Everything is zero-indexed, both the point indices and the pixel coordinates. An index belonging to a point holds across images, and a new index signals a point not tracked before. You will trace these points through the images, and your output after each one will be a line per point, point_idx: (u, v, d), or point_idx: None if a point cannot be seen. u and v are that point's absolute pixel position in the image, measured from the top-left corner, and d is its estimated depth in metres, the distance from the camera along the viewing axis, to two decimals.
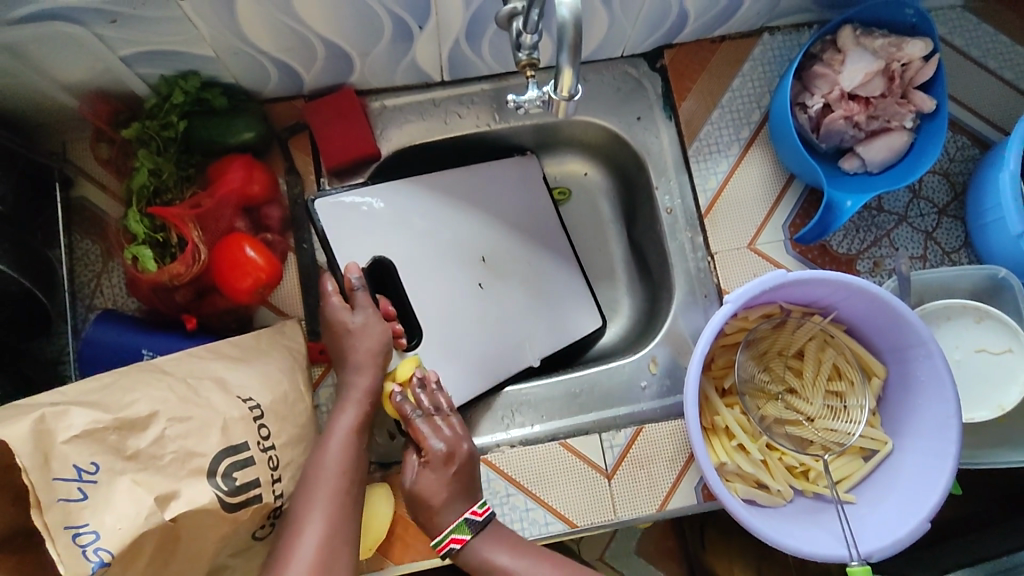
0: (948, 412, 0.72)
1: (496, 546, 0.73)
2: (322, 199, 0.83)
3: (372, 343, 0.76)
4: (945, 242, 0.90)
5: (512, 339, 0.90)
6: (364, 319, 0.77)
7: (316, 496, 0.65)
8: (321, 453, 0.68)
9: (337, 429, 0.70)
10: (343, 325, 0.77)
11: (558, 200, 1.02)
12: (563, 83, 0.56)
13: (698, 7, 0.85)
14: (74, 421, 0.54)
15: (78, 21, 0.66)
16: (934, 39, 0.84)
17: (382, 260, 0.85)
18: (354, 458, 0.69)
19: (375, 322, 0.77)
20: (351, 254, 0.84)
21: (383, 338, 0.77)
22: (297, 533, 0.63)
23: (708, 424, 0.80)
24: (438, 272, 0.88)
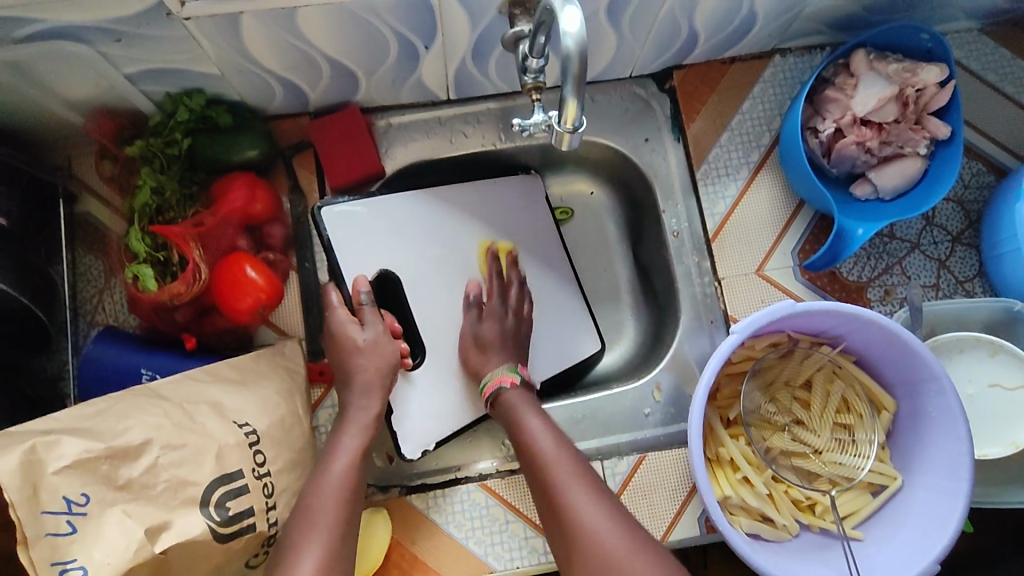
0: (959, 450, 0.71)
1: (529, 411, 0.75)
2: (328, 207, 0.84)
3: (382, 360, 0.75)
4: (959, 271, 0.88)
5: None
6: (373, 336, 0.76)
7: (316, 514, 0.63)
8: (324, 472, 0.67)
9: (342, 450, 0.70)
10: (351, 342, 0.75)
11: (560, 219, 1.00)
12: (566, 116, 0.54)
13: (708, 28, 0.84)
14: (65, 451, 0.54)
15: (84, 39, 0.66)
16: (950, 64, 0.82)
17: (387, 274, 0.85)
18: (360, 479, 0.68)
19: (385, 338, 0.76)
20: (357, 268, 0.84)
21: (392, 356, 0.77)
22: (297, 547, 0.61)
23: (712, 456, 0.78)
24: (440, 291, 0.87)
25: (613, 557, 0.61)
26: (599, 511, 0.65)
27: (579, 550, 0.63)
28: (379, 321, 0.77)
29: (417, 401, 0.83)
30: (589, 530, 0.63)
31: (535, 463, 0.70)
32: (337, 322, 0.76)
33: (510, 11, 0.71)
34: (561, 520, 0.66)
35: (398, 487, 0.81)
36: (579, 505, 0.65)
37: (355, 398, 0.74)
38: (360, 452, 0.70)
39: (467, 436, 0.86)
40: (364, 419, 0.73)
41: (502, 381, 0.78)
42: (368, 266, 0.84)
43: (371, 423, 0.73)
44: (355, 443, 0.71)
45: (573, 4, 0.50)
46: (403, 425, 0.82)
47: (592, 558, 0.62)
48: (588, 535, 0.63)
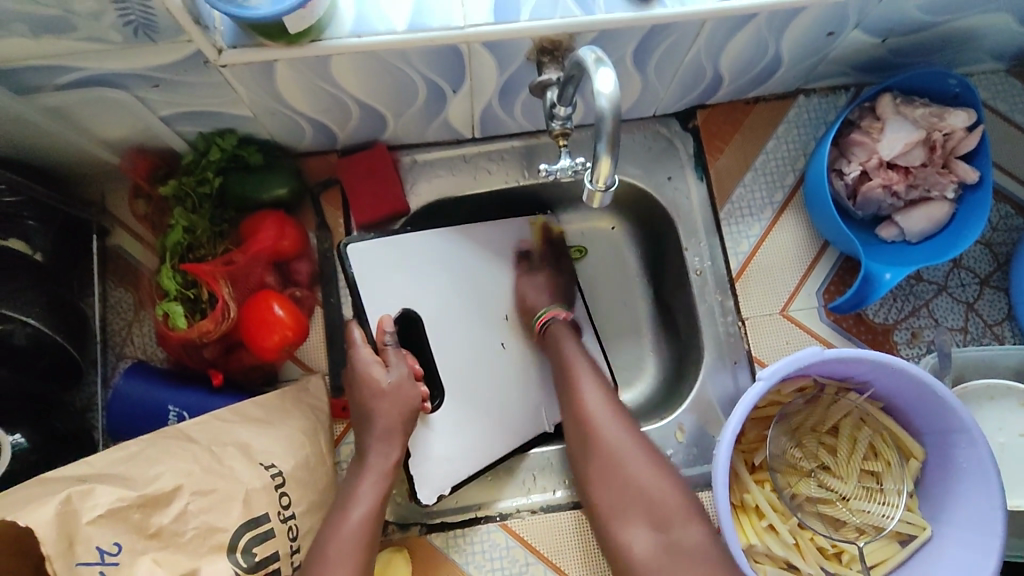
0: (992, 503, 0.69)
1: (569, 339, 0.84)
2: (356, 242, 0.81)
3: (406, 405, 0.75)
4: (987, 314, 0.87)
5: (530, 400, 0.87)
6: (398, 379, 0.76)
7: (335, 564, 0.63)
8: (341, 520, 0.67)
9: (360, 498, 0.69)
10: (376, 383, 0.75)
11: (575, 258, 0.99)
12: (599, 175, 0.55)
13: (733, 71, 0.84)
14: (99, 500, 0.54)
15: (123, 86, 0.68)
16: (978, 109, 0.82)
17: (410, 314, 0.83)
18: (374, 532, 0.67)
19: (408, 382, 0.76)
20: (382, 307, 0.81)
21: (414, 403, 0.76)
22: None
23: (737, 501, 0.77)
24: (459, 331, 0.85)
25: (630, 472, 0.72)
26: (623, 432, 0.75)
27: (600, 463, 0.74)
28: (403, 366, 0.76)
29: (433, 443, 0.81)
30: (613, 445, 0.74)
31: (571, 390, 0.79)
32: (361, 361, 0.76)
33: (538, 58, 0.73)
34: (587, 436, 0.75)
35: (418, 525, 0.81)
36: (604, 426, 0.75)
37: (376, 441, 0.73)
38: (377, 501, 0.70)
39: (487, 475, 0.84)
40: (384, 465, 0.72)
41: (556, 313, 0.85)
42: (390, 304, 0.81)
43: (388, 470, 0.72)
44: (373, 491, 0.70)
45: (607, 66, 0.51)
46: (418, 467, 0.79)
47: (610, 473, 0.73)
48: (612, 450, 0.73)
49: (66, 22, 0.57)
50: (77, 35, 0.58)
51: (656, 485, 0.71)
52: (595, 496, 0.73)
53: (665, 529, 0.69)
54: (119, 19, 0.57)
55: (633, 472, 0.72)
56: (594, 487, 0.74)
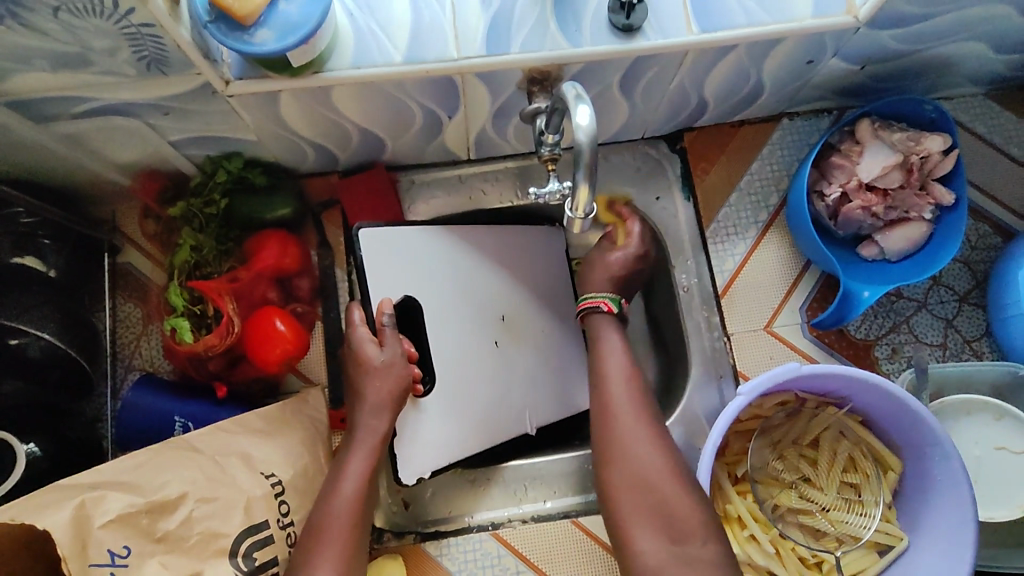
0: (964, 515, 0.72)
1: (609, 330, 0.82)
2: (371, 228, 0.75)
3: (397, 384, 0.74)
4: (966, 330, 0.90)
5: (516, 402, 0.88)
6: (390, 357, 0.74)
7: (328, 538, 0.66)
8: (333, 493, 0.70)
9: (350, 472, 0.71)
10: (369, 362, 0.74)
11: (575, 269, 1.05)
12: (578, 202, 0.59)
13: (717, 96, 0.87)
14: (110, 506, 0.58)
15: (136, 114, 0.72)
16: (952, 135, 0.85)
17: (411, 301, 0.79)
18: (366, 503, 0.70)
19: (400, 364, 0.74)
20: (385, 291, 0.76)
21: (405, 381, 0.74)
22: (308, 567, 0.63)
23: (720, 512, 0.80)
24: (454, 322, 0.83)
25: (652, 490, 0.69)
26: (653, 449, 0.72)
27: (625, 480, 0.71)
28: (395, 345, 0.74)
29: (425, 432, 0.79)
30: (639, 462, 0.71)
31: (605, 404, 0.76)
32: (356, 338, 0.75)
33: (528, 87, 0.77)
34: (609, 443, 0.73)
35: (414, 533, 0.85)
36: (632, 436, 0.73)
37: (365, 416, 0.73)
38: (366, 474, 0.71)
39: (477, 485, 0.88)
40: (372, 441, 0.73)
41: (599, 303, 0.83)
42: (394, 290, 0.77)
43: (378, 445, 0.73)
44: (360, 465, 0.71)
45: (585, 102, 0.55)
46: (404, 450, 0.77)
47: (635, 489, 0.70)
48: (638, 468, 0.71)
49: (83, 57, 0.61)
50: (94, 69, 0.63)
51: (680, 503, 0.68)
52: (618, 508, 0.70)
53: (681, 543, 0.66)
54: (133, 55, 0.61)
55: (658, 488, 0.69)
56: (618, 501, 0.70)
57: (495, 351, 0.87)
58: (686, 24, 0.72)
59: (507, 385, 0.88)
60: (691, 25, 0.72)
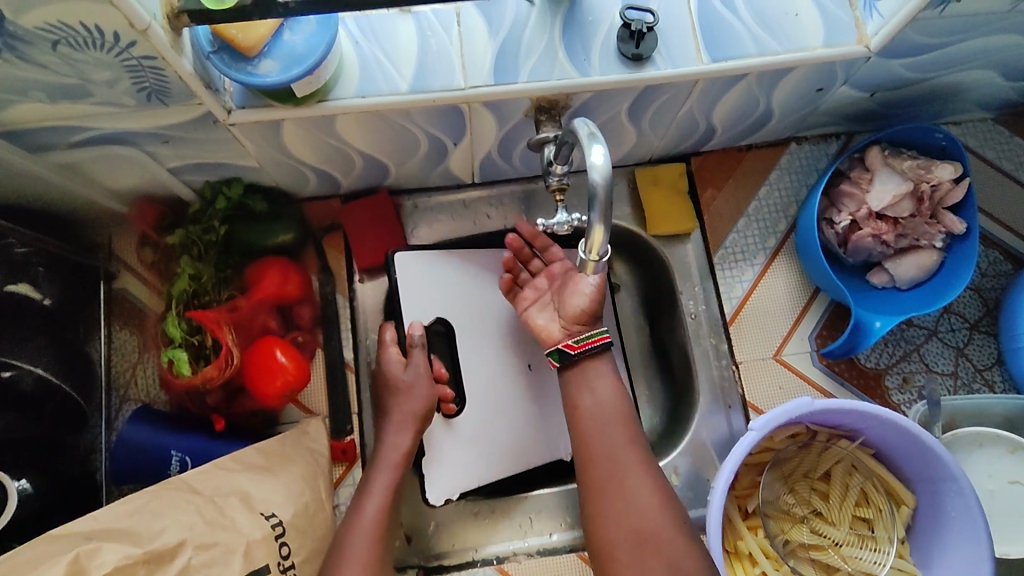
0: (981, 554, 0.71)
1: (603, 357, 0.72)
2: (405, 252, 0.80)
3: (421, 400, 0.74)
4: (977, 359, 0.89)
5: (548, 426, 0.86)
6: (414, 377, 0.75)
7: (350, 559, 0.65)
8: (358, 513, 0.69)
9: (375, 488, 0.70)
10: (395, 381, 0.76)
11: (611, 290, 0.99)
12: (593, 244, 0.57)
13: (726, 122, 0.86)
14: (106, 559, 0.56)
15: (135, 143, 0.70)
16: (964, 163, 0.84)
17: (443, 322, 0.82)
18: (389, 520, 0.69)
19: (423, 384, 0.75)
20: (416, 312, 0.80)
21: (429, 401, 0.75)
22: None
23: (730, 547, 0.78)
24: (480, 343, 0.84)
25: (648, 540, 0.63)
26: (646, 487, 0.66)
27: (619, 529, 0.64)
28: (424, 364, 0.76)
29: (451, 452, 0.80)
30: (631, 505, 0.65)
31: (594, 448, 0.69)
32: (388, 356, 0.78)
33: (536, 116, 0.75)
34: (601, 489, 0.67)
35: (416, 568, 0.83)
36: (624, 477, 0.66)
37: (389, 433, 0.74)
38: (389, 494, 0.70)
39: (481, 517, 0.85)
40: (395, 457, 0.72)
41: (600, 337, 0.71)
42: (424, 312, 0.80)
43: (400, 461, 0.73)
44: (386, 480, 0.71)
45: (599, 141, 0.53)
46: (431, 469, 0.78)
47: (629, 541, 0.63)
48: (630, 513, 0.64)
49: (83, 89, 0.59)
50: (92, 100, 0.61)
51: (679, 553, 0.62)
52: (615, 561, 0.64)
53: None
54: (133, 87, 0.60)
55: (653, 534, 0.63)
56: (615, 552, 0.64)
57: (528, 374, 0.86)
58: (696, 54, 0.71)
59: (535, 412, 0.85)
60: (700, 55, 0.71)
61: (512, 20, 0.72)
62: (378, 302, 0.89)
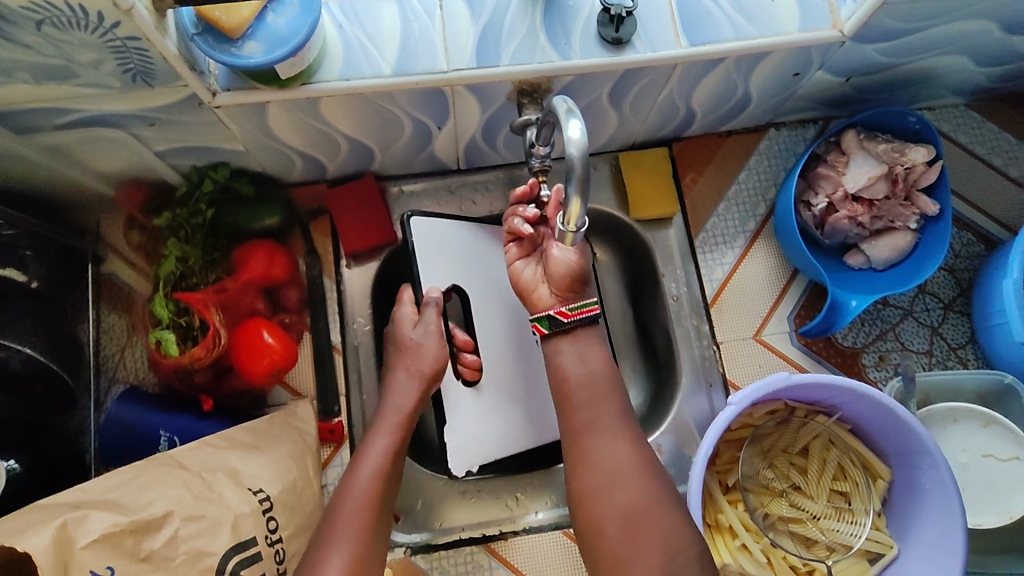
0: (953, 524, 0.72)
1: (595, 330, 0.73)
2: (422, 215, 0.78)
3: (431, 358, 0.75)
4: (951, 337, 0.91)
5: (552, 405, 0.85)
6: (422, 335, 0.75)
7: (345, 520, 0.64)
8: (356, 471, 0.68)
9: (373, 451, 0.70)
10: (404, 340, 0.77)
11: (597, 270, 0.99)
12: (570, 216, 0.58)
13: (706, 107, 0.88)
14: (93, 526, 0.56)
15: (120, 125, 0.71)
16: (936, 146, 0.87)
17: (458, 289, 0.80)
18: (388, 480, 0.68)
19: (432, 342, 0.75)
20: (433, 277, 0.78)
21: (435, 360, 0.75)
22: (319, 562, 0.60)
23: (711, 522, 0.79)
24: (492, 314, 0.82)
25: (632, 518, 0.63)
26: (629, 462, 0.67)
27: (606, 506, 0.65)
28: (437, 324, 0.76)
29: (467, 418, 0.78)
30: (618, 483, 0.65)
31: (579, 428, 0.70)
32: (403, 317, 0.78)
33: (518, 99, 0.77)
34: (588, 469, 0.67)
35: (404, 547, 0.84)
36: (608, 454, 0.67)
37: (393, 392, 0.74)
38: (389, 453, 0.70)
39: (469, 496, 0.87)
40: (396, 418, 0.72)
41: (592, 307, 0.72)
42: (441, 276, 0.79)
43: (401, 421, 0.72)
44: (385, 442, 0.71)
45: (576, 117, 0.55)
46: (451, 437, 0.76)
47: (617, 516, 0.64)
48: (618, 491, 0.65)
49: (68, 70, 0.60)
50: (78, 81, 0.62)
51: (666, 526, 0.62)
52: (604, 539, 0.64)
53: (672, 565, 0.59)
54: (118, 68, 0.60)
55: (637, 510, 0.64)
56: (604, 529, 0.64)
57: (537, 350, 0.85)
58: (674, 37, 0.73)
59: (542, 387, 0.85)
60: (679, 39, 0.73)
61: (493, 5, 0.73)
62: (365, 287, 0.90)
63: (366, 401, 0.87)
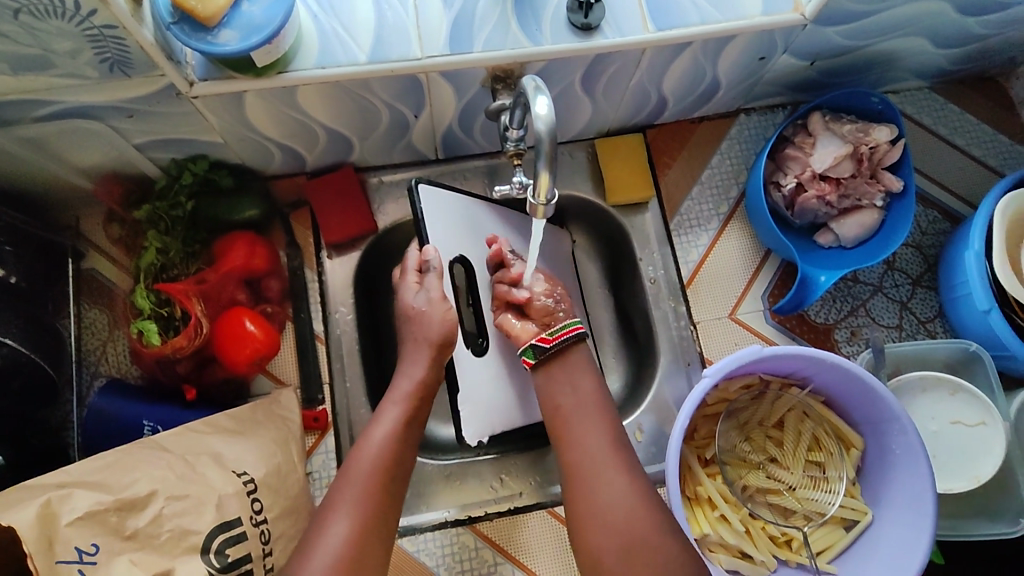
0: (923, 487, 0.74)
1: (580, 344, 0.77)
2: (429, 184, 0.76)
3: (440, 324, 0.74)
4: (920, 312, 0.94)
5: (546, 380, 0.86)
6: (427, 301, 0.74)
7: (350, 486, 0.64)
8: (364, 441, 0.69)
9: (384, 420, 0.70)
10: (408, 307, 0.75)
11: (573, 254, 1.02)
12: (540, 190, 0.59)
13: (676, 93, 0.90)
14: (77, 504, 0.58)
15: (98, 117, 0.72)
16: (899, 125, 0.89)
17: (464, 260, 0.79)
18: (397, 455, 0.68)
19: (435, 309, 0.74)
20: (441, 245, 0.76)
21: (439, 327, 0.73)
22: (321, 530, 0.61)
23: (690, 494, 0.81)
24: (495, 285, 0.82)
25: (616, 512, 0.64)
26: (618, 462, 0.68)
27: (596, 497, 0.66)
28: (439, 290, 0.74)
29: (476, 387, 0.77)
30: (603, 475, 0.67)
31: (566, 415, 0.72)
32: (409, 287, 0.75)
33: (492, 86, 0.78)
34: (575, 465, 0.69)
35: None
36: (591, 448, 0.69)
37: (408, 363, 0.74)
38: (399, 423, 0.70)
39: (455, 479, 0.88)
40: (406, 386, 0.73)
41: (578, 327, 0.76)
42: (447, 245, 0.77)
43: (411, 391, 0.72)
44: (397, 412, 0.71)
45: (544, 94, 0.56)
46: (465, 406, 0.76)
47: (603, 506, 0.65)
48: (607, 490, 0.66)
49: (45, 60, 0.61)
50: (55, 71, 0.63)
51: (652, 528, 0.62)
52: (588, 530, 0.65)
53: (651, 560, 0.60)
54: (95, 57, 0.61)
55: (619, 507, 0.64)
56: (587, 520, 0.65)
57: None
58: (642, 22, 0.75)
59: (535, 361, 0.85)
60: (646, 23, 0.75)
61: None
62: (347, 276, 0.91)
63: (349, 389, 0.87)
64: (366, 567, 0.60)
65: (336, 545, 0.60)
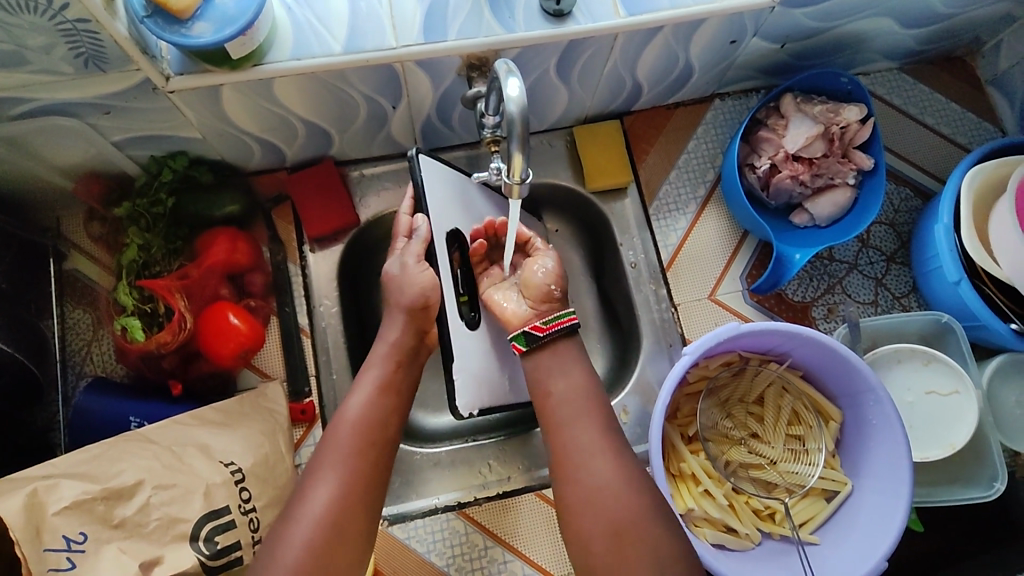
0: (899, 454, 0.76)
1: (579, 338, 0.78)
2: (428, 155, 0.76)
3: (413, 288, 0.74)
4: (895, 287, 0.96)
5: None
6: (400, 266, 0.75)
7: (329, 450, 0.66)
8: (343, 409, 0.70)
9: (363, 384, 0.71)
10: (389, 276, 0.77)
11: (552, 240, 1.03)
12: (514, 170, 0.60)
13: (650, 80, 0.92)
14: (64, 493, 0.60)
15: (75, 114, 0.72)
16: (867, 104, 0.91)
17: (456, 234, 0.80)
18: (375, 417, 0.69)
19: (410, 275, 0.75)
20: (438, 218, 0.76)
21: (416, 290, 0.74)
22: (305, 494, 0.63)
23: (675, 471, 0.82)
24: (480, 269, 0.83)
25: (601, 491, 0.65)
26: (597, 446, 0.69)
27: (584, 480, 0.67)
28: (415, 256, 0.74)
29: (475, 365, 0.77)
30: (589, 461, 0.68)
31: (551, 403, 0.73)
32: (395, 250, 0.78)
33: (468, 74, 0.79)
34: (561, 447, 0.70)
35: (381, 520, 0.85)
36: (577, 433, 0.70)
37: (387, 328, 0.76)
38: (375, 386, 0.71)
39: (445, 467, 0.89)
40: (383, 350, 0.74)
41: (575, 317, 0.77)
42: (442, 221, 0.77)
43: (389, 353, 0.74)
44: (374, 377, 0.72)
45: (516, 76, 0.57)
46: (459, 375, 0.73)
47: (587, 489, 0.66)
48: (592, 474, 0.67)
49: (19, 56, 0.61)
50: (31, 67, 0.63)
51: (631, 512, 0.63)
52: (578, 518, 0.65)
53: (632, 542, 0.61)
54: (70, 51, 0.61)
55: (603, 492, 0.65)
56: (577, 509, 0.66)
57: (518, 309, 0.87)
58: (613, 8, 0.76)
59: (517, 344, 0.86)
60: (617, 9, 0.76)
61: None
62: (331, 270, 0.92)
63: (336, 380, 0.88)
64: (352, 529, 0.62)
65: (321, 507, 0.62)
